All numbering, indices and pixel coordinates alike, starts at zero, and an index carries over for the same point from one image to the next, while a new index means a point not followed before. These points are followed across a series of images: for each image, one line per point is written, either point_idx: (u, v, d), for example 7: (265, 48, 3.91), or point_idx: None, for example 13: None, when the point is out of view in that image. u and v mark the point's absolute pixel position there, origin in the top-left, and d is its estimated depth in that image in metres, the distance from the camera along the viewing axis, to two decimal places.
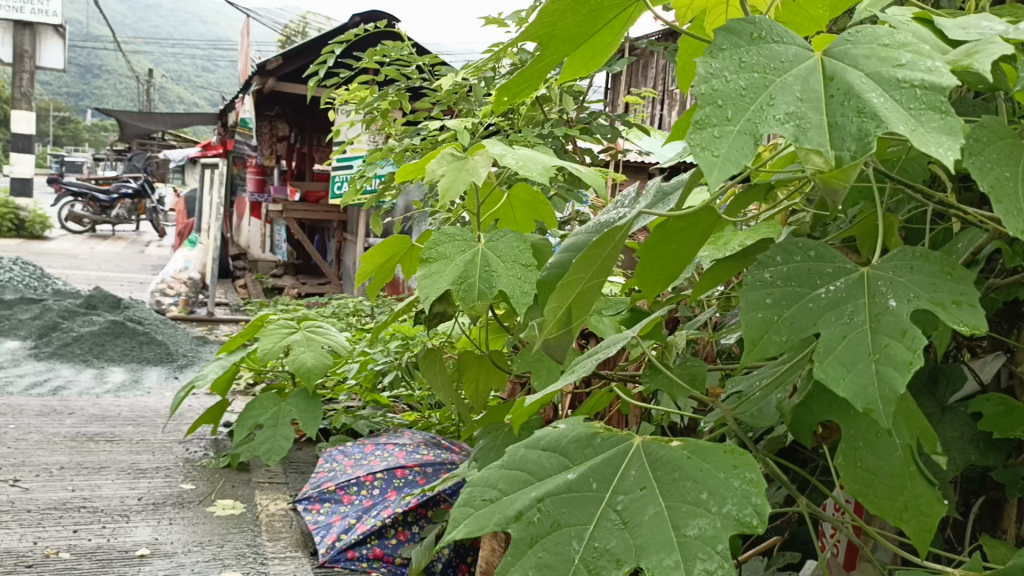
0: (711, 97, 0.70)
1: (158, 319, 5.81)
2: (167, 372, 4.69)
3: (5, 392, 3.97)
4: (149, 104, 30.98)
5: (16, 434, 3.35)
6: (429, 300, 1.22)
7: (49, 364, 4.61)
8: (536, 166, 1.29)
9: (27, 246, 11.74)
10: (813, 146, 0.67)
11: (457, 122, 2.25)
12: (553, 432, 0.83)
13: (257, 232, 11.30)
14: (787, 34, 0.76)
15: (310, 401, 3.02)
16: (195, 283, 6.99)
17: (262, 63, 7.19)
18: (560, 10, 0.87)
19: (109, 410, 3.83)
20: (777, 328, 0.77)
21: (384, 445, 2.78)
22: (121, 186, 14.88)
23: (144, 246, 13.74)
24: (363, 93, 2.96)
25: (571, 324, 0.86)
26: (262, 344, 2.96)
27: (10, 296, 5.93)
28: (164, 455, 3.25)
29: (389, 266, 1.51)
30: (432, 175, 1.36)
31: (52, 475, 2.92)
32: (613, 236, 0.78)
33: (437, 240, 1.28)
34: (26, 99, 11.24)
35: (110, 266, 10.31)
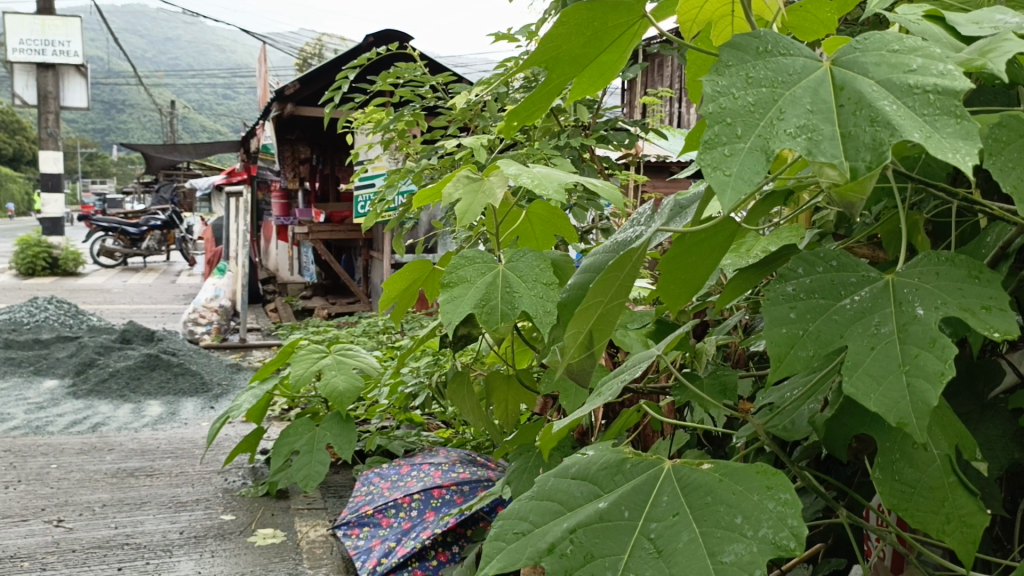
0: (719, 116, 0.70)
1: (192, 349, 5.88)
2: (203, 402, 4.74)
3: (46, 432, 4.03)
4: (173, 134, 31.46)
5: (59, 473, 3.40)
6: (452, 324, 1.21)
7: (88, 401, 4.69)
8: (552, 183, 1.28)
9: (62, 283, 11.96)
10: (826, 159, 0.67)
11: (474, 139, 2.24)
12: (582, 459, 0.82)
13: (284, 256, 11.40)
14: (794, 46, 0.75)
15: (344, 425, 3.02)
16: (226, 310, 7.08)
17: (279, 90, 7.26)
18: (565, 33, 0.86)
19: (148, 443, 3.88)
20: (803, 343, 0.76)
21: (420, 465, 2.79)
22: (150, 219, 15.11)
23: (175, 276, 13.93)
24: (379, 116, 2.97)
25: (594, 347, 0.84)
26: (293, 370, 2.98)
27: (47, 335, 6.03)
28: (203, 486, 3.28)
29: (411, 290, 1.50)
30: (448, 199, 1.35)
31: (95, 513, 2.95)
32: (632, 255, 0.77)
33: (457, 264, 1.28)
34: (53, 139, 11.47)
35: (143, 298, 10.47)
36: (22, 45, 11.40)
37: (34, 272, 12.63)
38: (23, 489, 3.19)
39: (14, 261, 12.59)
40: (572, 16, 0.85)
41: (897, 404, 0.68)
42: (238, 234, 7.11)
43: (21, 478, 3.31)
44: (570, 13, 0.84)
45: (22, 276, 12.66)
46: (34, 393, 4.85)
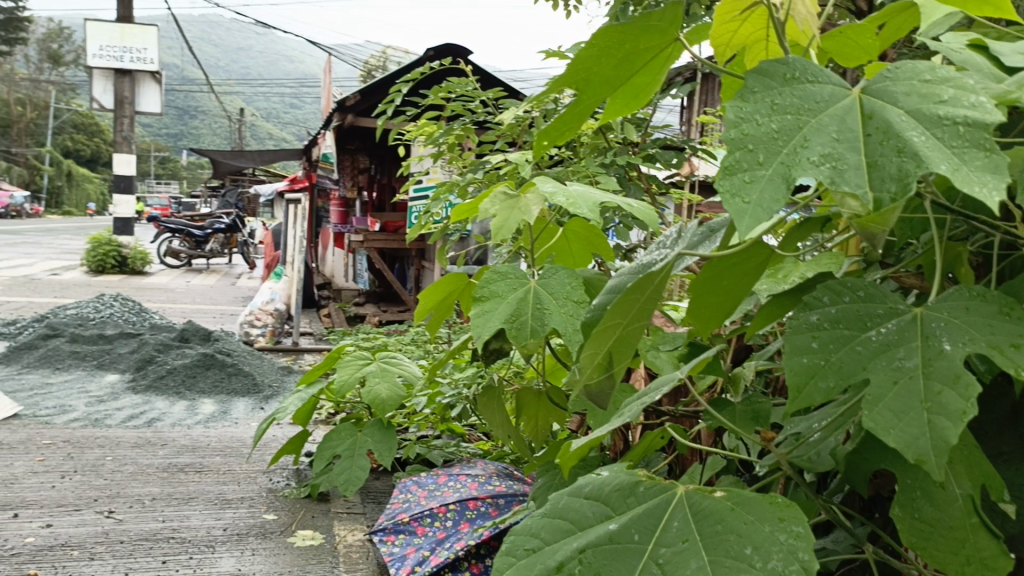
0: (741, 141, 0.69)
1: (246, 350, 6.01)
2: (254, 403, 4.83)
3: (103, 425, 4.16)
4: (241, 140, 32.29)
5: (113, 465, 3.51)
6: (482, 338, 1.22)
7: (146, 396, 4.82)
8: (587, 203, 1.28)
9: (128, 282, 12.35)
10: (849, 188, 0.66)
11: (520, 154, 2.25)
12: (596, 480, 0.82)
13: (341, 262, 11.58)
14: (823, 73, 0.74)
15: (385, 431, 3.05)
16: (281, 313, 7.21)
17: (341, 100, 7.41)
18: (595, 54, 0.86)
19: (198, 441, 3.97)
20: (823, 374, 0.75)
21: (457, 476, 2.81)
22: (214, 222, 15.52)
23: (235, 279, 14.26)
24: (431, 129, 3.01)
25: (612, 369, 0.84)
26: (338, 375, 3.03)
27: (111, 331, 6.24)
28: (248, 485, 3.34)
29: (448, 302, 1.52)
30: (486, 215, 1.37)
31: (144, 506, 3.04)
32: (652, 279, 0.77)
33: (491, 278, 1.29)
34: (126, 142, 11.89)
35: (203, 299, 10.73)
36: (102, 51, 11.87)
37: (102, 270, 13.06)
38: (78, 479, 3.29)
39: (85, 258, 13.06)
40: (601, 38, 0.85)
41: (916, 440, 0.67)
42: (296, 239, 7.25)
43: (77, 469, 3.42)
44: (599, 34, 0.84)
45: (92, 273, 13.12)
46: (95, 387, 5.01)
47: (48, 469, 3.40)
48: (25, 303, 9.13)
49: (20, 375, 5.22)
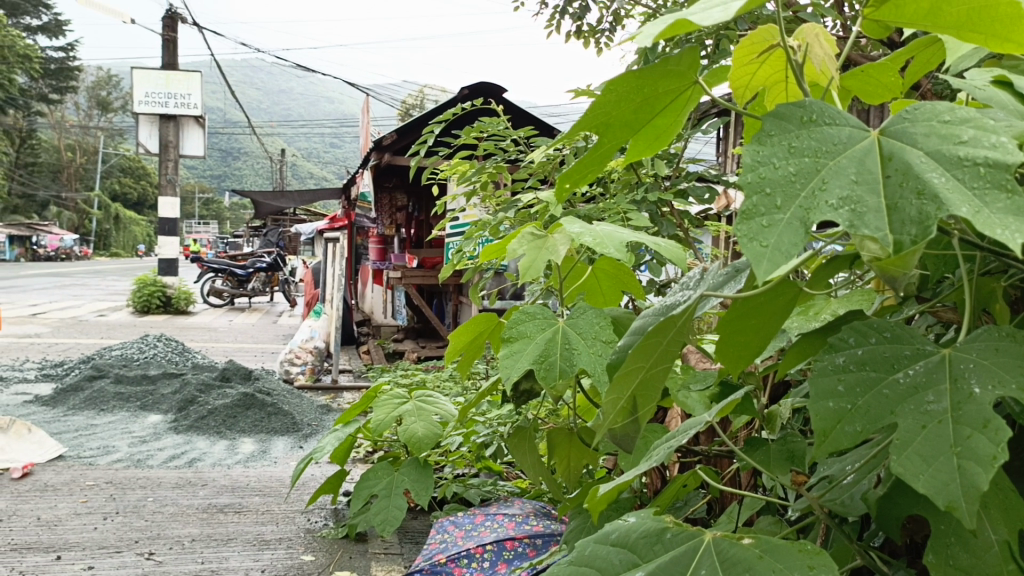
0: (759, 186, 0.70)
1: (286, 389, 6.07)
2: (293, 442, 4.87)
3: (146, 466, 4.23)
4: (282, 180, 32.85)
5: (154, 506, 3.55)
6: (511, 379, 1.22)
7: (188, 436, 4.89)
8: (614, 243, 1.29)
9: (172, 322, 12.59)
10: (869, 232, 0.66)
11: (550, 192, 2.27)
12: (623, 526, 0.81)
13: (379, 299, 11.69)
14: (840, 115, 0.74)
15: (422, 470, 3.04)
16: (320, 351, 7.28)
17: (378, 140, 7.54)
18: (615, 99, 0.87)
19: (238, 481, 4.01)
20: (851, 419, 0.74)
21: (494, 515, 2.80)
22: (256, 262, 15.79)
23: (276, 317, 14.46)
24: (464, 168, 3.04)
25: (638, 413, 0.84)
26: (375, 415, 3.05)
27: (154, 371, 6.36)
28: (286, 526, 3.36)
29: (478, 343, 1.53)
30: (514, 255, 1.38)
31: (184, 548, 3.07)
32: (675, 322, 0.77)
33: (518, 319, 1.30)
34: (171, 186, 12.20)
35: (245, 338, 10.90)
36: (147, 97, 12.25)
37: (148, 310, 13.34)
38: (120, 521, 3.34)
39: (131, 299, 13.36)
40: (620, 84, 0.86)
41: (946, 486, 0.66)
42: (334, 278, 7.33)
43: (119, 510, 3.48)
44: (618, 81, 0.85)
45: (138, 313, 13.41)
46: (139, 427, 5.10)
47: (91, 511, 3.46)
48: (73, 344, 9.35)
49: (66, 416, 5.33)
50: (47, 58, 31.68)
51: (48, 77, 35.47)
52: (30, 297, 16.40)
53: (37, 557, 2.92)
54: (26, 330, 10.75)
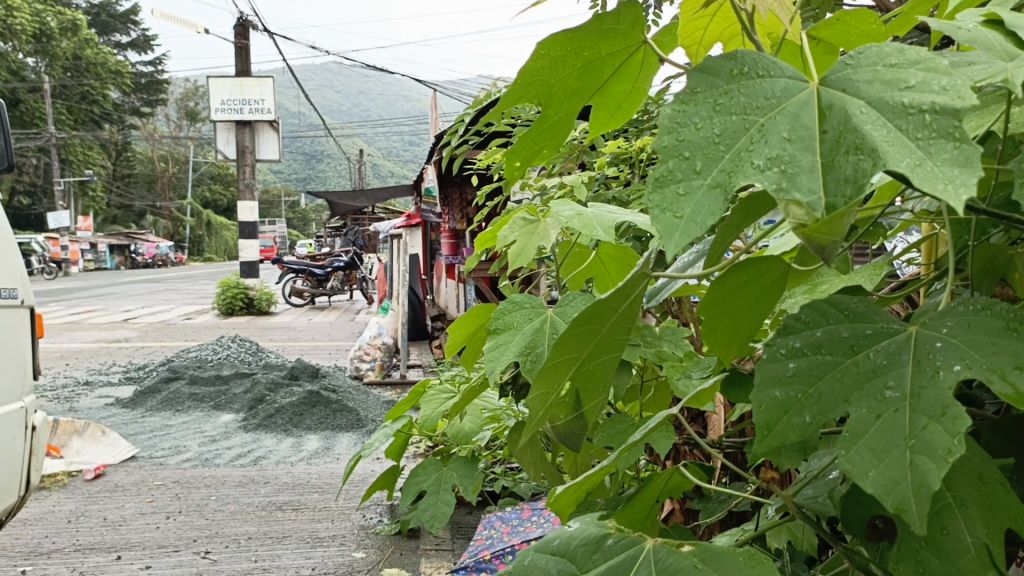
0: (676, 149, 0.61)
1: (353, 386, 6.14)
2: (357, 438, 4.91)
3: (213, 465, 4.34)
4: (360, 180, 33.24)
5: (216, 505, 3.63)
6: (494, 373, 1.16)
7: (256, 434, 5.00)
8: (601, 224, 1.20)
9: (254, 322, 12.96)
10: (800, 194, 0.57)
11: (574, 176, 2.18)
12: (564, 532, 0.74)
13: (452, 293, 11.73)
14: (776, 65, 0.65)
15: (469, 466, 2.99)
16: (388, 347, 7.34)
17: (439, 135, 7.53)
18: (549, 64, 0.78)
19: (300, 478, 4.07)
20: (800, 409, 0.65)
21: (541, 510, 2.75)
22: (334, 261, 16.08)
23: (354, 314, 14.72)
24: (498, 156, 2.95)
25: (583, 407, 0.77)
26: (423, 410, 3.04)
27: (227, 371, 6.53)
28: (341, 522, 3.38)
29: (480, 333, 1.47)
30: (504, 242, 1.31)
31: (240, 546, 3.12)
32: (612, 309, 0.69)
33: (505, 309, 1.23)
34: (248, 190, 12.53)
35: (322, 336, 11.12)
36: (223, 105, 12.60)
37: (232, 312, 13.78)
38: (182, 520, 3.43)
39: (216, 302, 13.83)
40: (553, 48, 0.77)
41: (897, 485, 0.57)
42: (399, 274, 7.35)
43: (182, 509, 3.57)
44: (546, 44, 0.76)
45: (222, 315, 13.86)
46: (211, 427, 5.24)
47: (155, 511, 3.56)
48: (159, 347, 9.73)
49: (144, 418, 5.53)
50: (137, 74, 33.10)
51: (140, 92, 37.02)
52: (125, 302, 17.16)
53: (99, 557, 3.01)
54: (118, 334, 11.24)
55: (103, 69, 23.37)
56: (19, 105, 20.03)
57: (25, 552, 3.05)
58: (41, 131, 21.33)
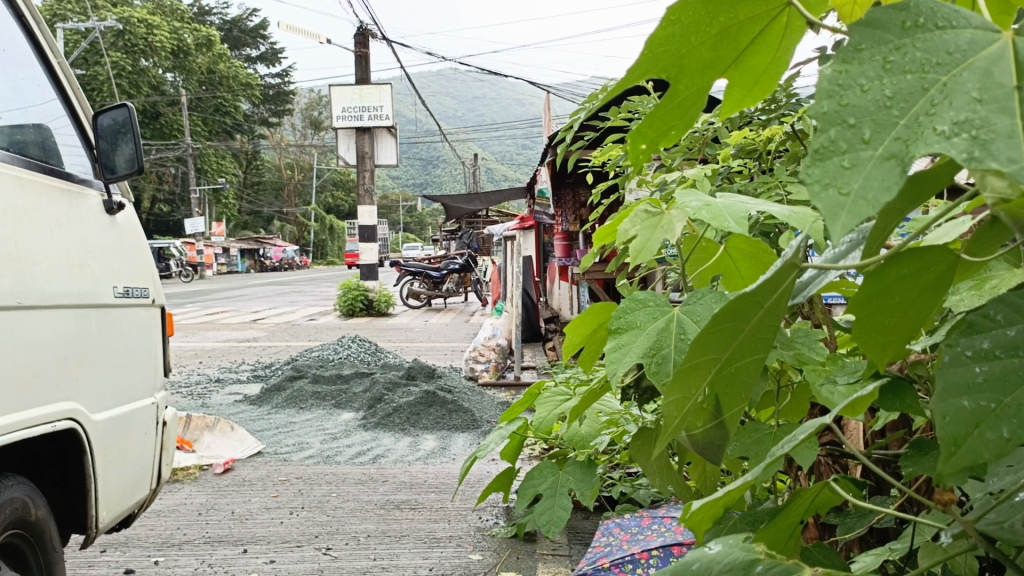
0: (839, 115, 0.52)
1: (469, 387, 6.16)
2: (472, 439, 4.91)
3: (334, 462, 4.43)
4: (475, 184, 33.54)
5: (337, 501, 3.70)
6: (617, 375, 1.09)
7: (375, 433, 5.08)
8: (732, 216, 1.11)
9: (373, 324, 13.26)
10: (1000, 163, 0.46)
11: (695, 170, 2.06)
12: (706, 556, 0.66)
13: (565, 295, 11.64)
14: (960, 16, 0.54)
15: (586, 470, 2.93)
16: (503, 348, 7.32)
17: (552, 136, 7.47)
18: (682, 33, 0.71)
19: (417, 477, 4.10)
20: (994, 421, 0.54)
21: (661, 519, 2.66)
22: (449, 263, 16.30)
23: (469, 316, 14.84)
24: (615, 153, 2.84)
25: (723, 414, 0.69)
26: (538, 412, 3.01)
27: (348, 371, 6.69)
28: (457, 523, 3.36)
29: (600, 335, 1.41)
30: (624, 236, 1.23)
31: (359, 544, 3.16)
32: (758, 303, 0.60)
33: (627, 308, 1.15)
34: (367, 195, 12.87)
35: (438, 337, 11.24)
36: (344, 113, 12.95)
37: (352, 313, 14.16)
38: (305, 516, 3.51)
39: (338, 303, 14.26)
40: (683, 14, 0.70)
41: None
42: (513, 274, 7.34)
43: (304, 505, 3.65)
44: (675, 10, 0.68)
45: (344, 316, 14.27)
46: (332, 425, 5.36)
47: (279, 505, 3.66)
48: (284, 347, 10.08)
49: (270, 415, 5.72)
50: (265, 87, 34.65)
51: (267, 104, 38.72)
52: (253, 304, 17.95)
53: (227, 550, 3.11)
54: (247, 335, 11.75)
55: (234, 83, 24.58)
56: (159, 120, 21.29)
57: (158, 543, 3.18)
58: (178, 143, 22.61)
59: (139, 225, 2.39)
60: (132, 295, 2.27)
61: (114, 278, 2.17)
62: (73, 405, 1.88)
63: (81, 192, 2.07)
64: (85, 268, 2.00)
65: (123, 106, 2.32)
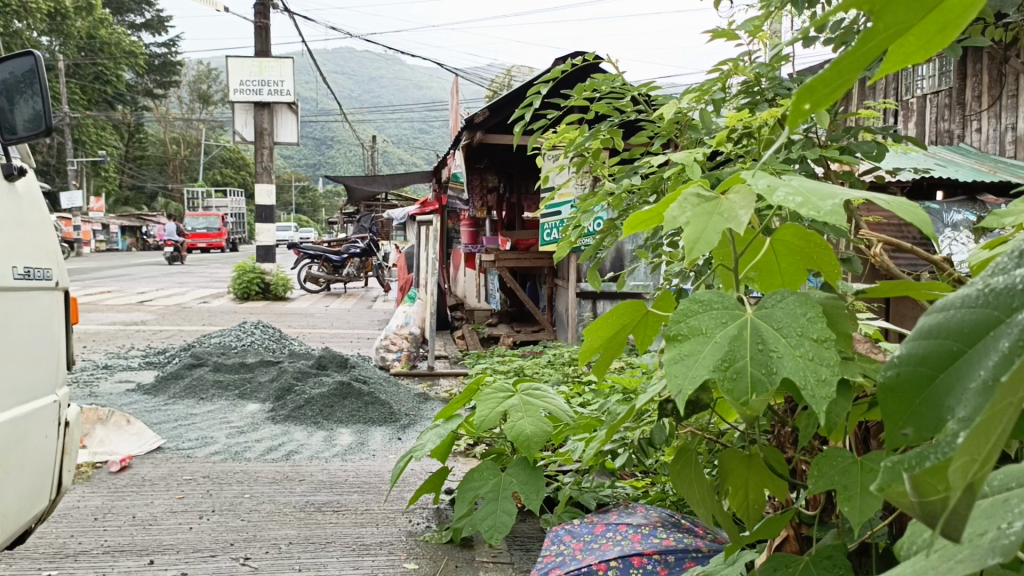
0: None
1: (383, 377, 5.89)
2: (391, 433, 4.66)
3: (243, 459, 4.09)
4: (375, 166, 32.83)
5: (251, 504, 3.39)
6: (684, 393, 0.90)
7: (285, 426, 4.75)
8: (824, 201, 0.94)
9: (271, 308, 12.69)
10: None
11: (686, 154, 1.88)
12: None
13: (472, 282, 11.44)
14: None
15: (531, 472, 2.75)
16: (416, 337, 7.04)
17: (469, 118, 7.19)
18: None
19: (336, 475, 3.82)
20: None
21: (616, 525, 2.47)
22: (350, 246, 15.82)
23: (371, 301, 14.43)
24: (571, 135, 2.63)
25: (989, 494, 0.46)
26: (479, 410, 2.80)
27: (252, 359, 6.27)
28: (388, 527, 3.13)
29: (620, 338, 1.23)
30: (674, 224, 1.05)
31: (281, 552, 2.88)
32: None
33: (689, 311, 0.97)
34: (267, 173, 12.25)
35: (341, 323, 10.84)
36: (242, 86, 12.22)
37: (248, 296, 13.50)
38: (216, 520, 3.19)
39: (232, 286, 13.56)
40: None
41: None
42: (427, 259, 7.08)
43: (215, 508, 3.33)
44: None
45: (239, 299, 13.59)
46: (237, 417, 4.99)
47: (186, 509, 3.32)
48: (176, 331, 9.46)
49: (166, 406, 5.28)
50: (153, 56, 32.67)
51: (153, 74, 36.52)
52: (138, 284, 16.90)
53: (130, 561, 2.77)
54: (134, 317, 10.99)
55: (117, 49, 22.93)
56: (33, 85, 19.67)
57: (50, 554, 2.81)
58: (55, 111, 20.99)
59: (41, 194, 2.06)
60: (34, 277, 1.94)
61: (13, 256, 1.84)
62: None
63: None
64: None
65: (27, 55, 1.99)
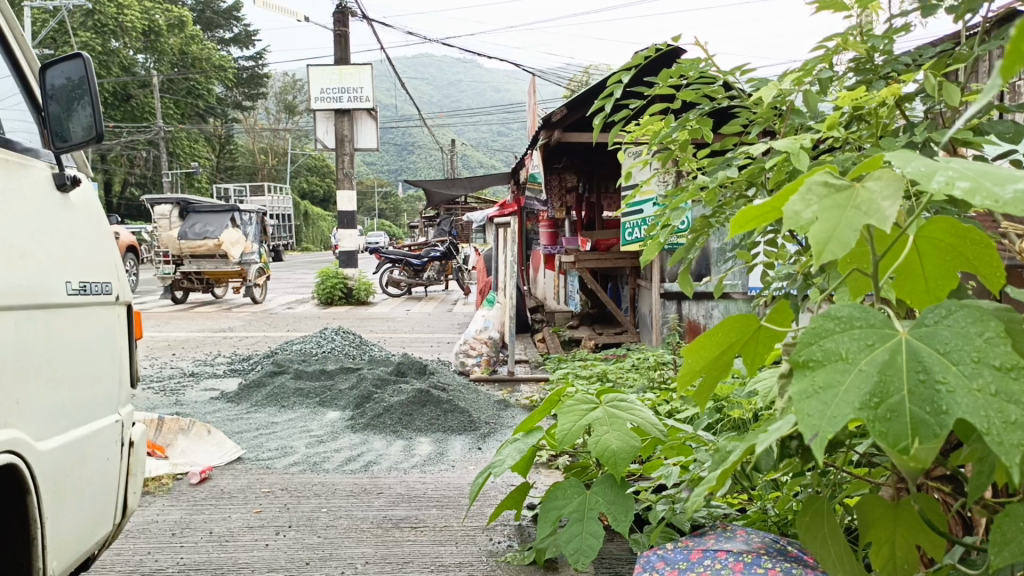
0: None
1: (463, 384, 5.77)
2: (471, 443, 4.52)
3: (321, 470, 4.02)
4: (454, 170, 32.89)
5: (328, 519, 3.29)
6: (830, 436, 0.71)
7: (365, 435, 4.66)
8: (1002, 185, 0.74)
9: (353, 313, 12.77)
10: None
11: (789, 141, 1.66)
12: None
13: (552, 284, 11.27)
14: None
15: (619, 491, 2.55)
16: (495, 342, 6.89)
17: (546, 116, 7.02)
18: None
19: (415, 488, 3.69)
20: None
21: (714, 552, 2.24)
22: (430, 250, 15.79)
23: (452, 304, 14.37)
24: (655, 127, 2.42)
25: None
26: (561, 423, 2.62)
27: (333, 366, 6.24)
28: (467, 546, 2.98)
29: (725, 358, 1.03)
30: (796, 218, 0.85)
31: (357, 573, 2.76)
32: None
33: (830, 333, 0.79)
34: (348, 180, 12.34)
35: (422, 327, 10.80)
36: (323, 94, 12.34)
37: (331, 301, 13.63)
38: (293, 537, 3.10)
39: (316, 291, 13.70)
40: None
41: None
42: (505, 262, 6.95)
43: (292, 524, 3.24)
44: None
45: (322, 305, 13.72)
46: (318, 425, 4.94)
47: (263, 524, 3.25)
48: (261, 338, 9.56)
49: (249, 414, 5.27)
50: (240, 70, 33.67)
51: (240, 87, 37.50)
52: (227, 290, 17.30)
53: None
54: (222, 323, 11.21)
55: (207, 63, 23.58)
56: (129, 102, 20.37)
57: (126, 573, 2.76)
58: (149, 126, 21.71)
59: (96, 199, 2.00)
60: (90, 290, 1.86)
61: (66, 270, 1.76)
62: (12, 434, 1.47)
63: (25, 163, 1.69)
64: (30, 257, 1.60)
65: (77, 56, 1.95)
